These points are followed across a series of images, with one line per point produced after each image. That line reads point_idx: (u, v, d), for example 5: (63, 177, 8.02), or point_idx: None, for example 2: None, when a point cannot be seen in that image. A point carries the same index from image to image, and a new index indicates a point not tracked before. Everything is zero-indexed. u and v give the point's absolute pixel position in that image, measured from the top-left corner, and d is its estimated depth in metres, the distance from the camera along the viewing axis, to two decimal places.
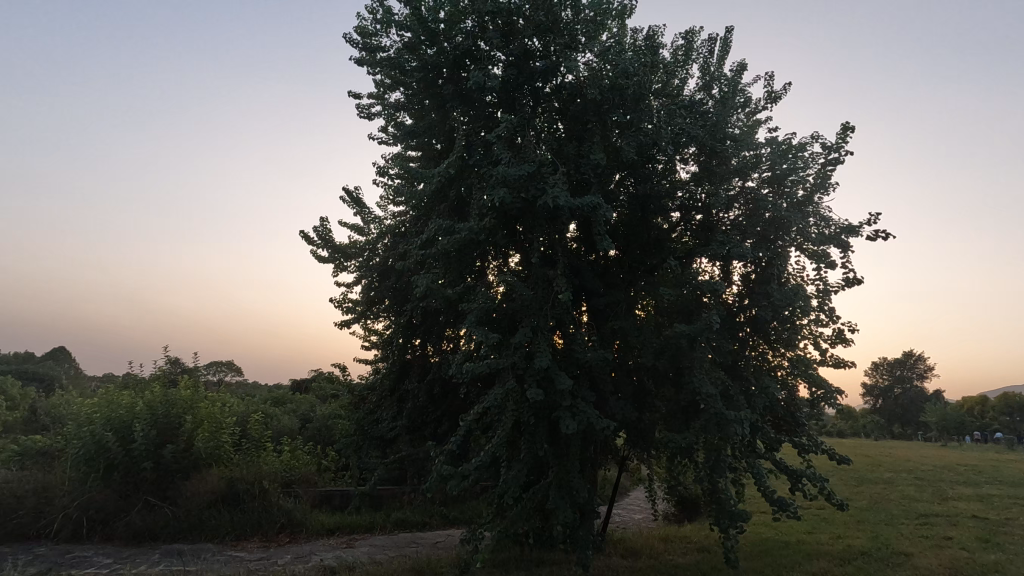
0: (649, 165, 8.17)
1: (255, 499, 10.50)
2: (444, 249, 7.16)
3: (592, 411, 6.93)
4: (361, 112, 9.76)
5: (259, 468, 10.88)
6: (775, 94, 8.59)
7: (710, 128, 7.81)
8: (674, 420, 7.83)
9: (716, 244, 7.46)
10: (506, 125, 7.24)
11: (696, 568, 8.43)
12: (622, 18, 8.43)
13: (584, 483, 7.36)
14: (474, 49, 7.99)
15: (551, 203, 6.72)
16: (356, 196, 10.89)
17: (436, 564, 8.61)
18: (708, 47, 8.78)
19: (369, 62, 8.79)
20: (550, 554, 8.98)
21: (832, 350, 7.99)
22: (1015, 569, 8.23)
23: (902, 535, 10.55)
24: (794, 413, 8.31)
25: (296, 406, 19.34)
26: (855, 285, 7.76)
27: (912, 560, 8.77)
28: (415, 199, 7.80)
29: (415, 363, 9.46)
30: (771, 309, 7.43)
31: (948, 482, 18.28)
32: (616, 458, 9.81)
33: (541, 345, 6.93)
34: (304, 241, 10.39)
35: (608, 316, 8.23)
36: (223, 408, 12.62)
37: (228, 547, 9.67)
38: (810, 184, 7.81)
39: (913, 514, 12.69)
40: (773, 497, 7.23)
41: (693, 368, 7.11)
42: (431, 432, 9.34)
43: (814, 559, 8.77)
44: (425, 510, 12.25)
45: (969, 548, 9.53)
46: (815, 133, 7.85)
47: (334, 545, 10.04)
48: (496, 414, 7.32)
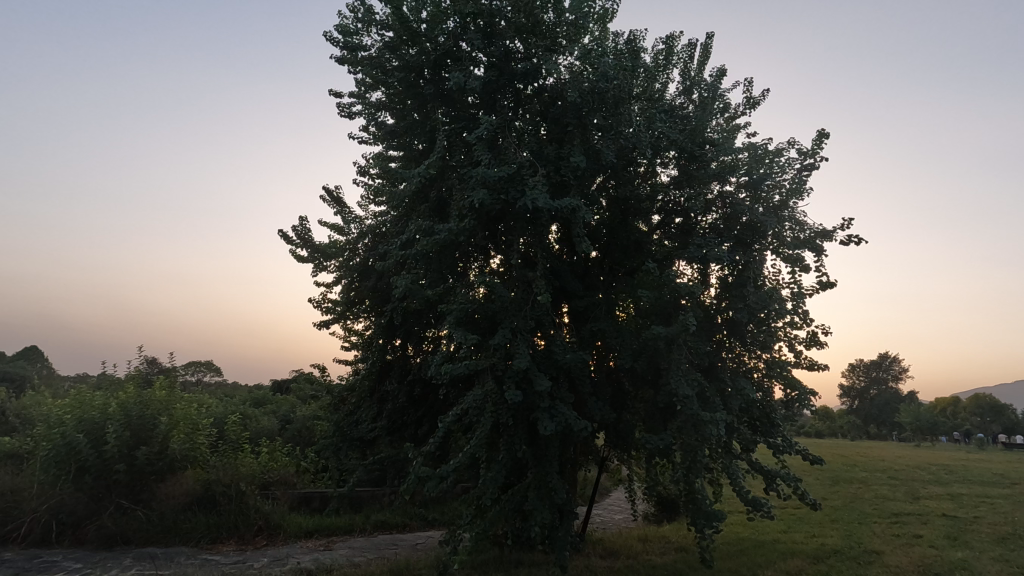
0: (629, 168, 8.25)
1: (231, 501, 10.37)
2: (424, 249, 7.14)
3: (570, 412, 6.97)
4: (342, 111, 9.69)
5: (236, 470, 10.74)
6: (753, 100, 8.72)
7: (689, 133, 7.96)
8: (652, 421, 7.90)
9: (694, 247, 7.55)
10: (487, 127, 7.24)
11: (673, 568, 8.52)
12: (603, 22, 8.52)
13: (562, 483, 7.41)
14: (456, 50, 7.98)
15: (530, 205, 6.73)
16: (337, 195, 10.79)
17: (415, 566, 8.58)
18: (688, 52, 8.90)
19: (350, 61, 8.74)
20: (529, 555, 9.02)
21: (807, 352, 8.13)
22: (981, 566, 8.46)
23: (874, 533, 10.78)
24: (769, 414, 8.44)
25: (276, 407, 19.15)
26: (830, 288, 7.89)
27: (882, 558, 8.96)
28: (396, 199, 7.77)
29: (395, 364, 9.41)
30: (747, 312, 7.55)
31: (920, 482, 18.71)
32: (596, 458, 9.89)
33: (520, 347, 6.94)
34: (283, 240, 10.25)
35: (588, 318, 8.28)
36: (200, 408, 12.43)
37: (203, 550, 9.52)
38: (787, 189, 7.91)
39: (885, 513, 12.96)
40: (748, 497, 7.33)
41: (671, 370, 7.19)
42: (412, 433, 9.36)
43: (789, 558, 8.91)
44: (405, 512, 12.19)
45: (938, 546, 9.75)
46: (792, 139, 7.98)
47: (311, 547, 9.94)
48: (475, 415, 7.33)
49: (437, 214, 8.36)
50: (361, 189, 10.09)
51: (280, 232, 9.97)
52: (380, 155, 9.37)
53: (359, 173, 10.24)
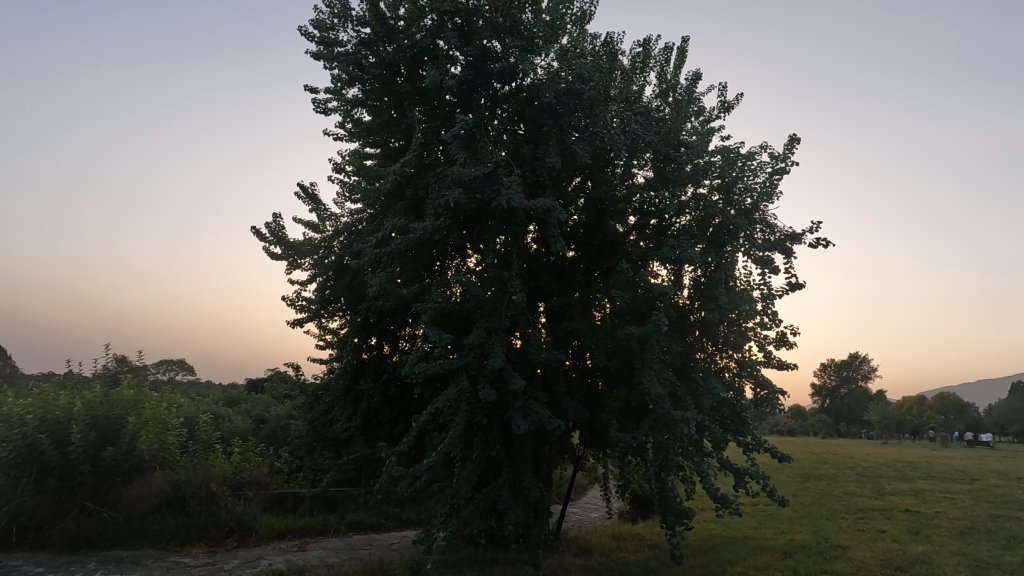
0: (606, 168, 8.36)
1: (201, 503, 10.18)
2: (399, 248, 7.11)
3: (544, 411, 6.99)
4: (317, 107, 9.58)
5: (207, 470, 10.55)
6: (728, 103, 8.87)
7: (664, 135, 8.10)
8: (625, 420, 7.97)
9: (667, 249, 7.65)
10: (463, 125, 7.23)
11: (645, 565, 8.62)
12: (581, 24, 8.59)
13: (536, 482, 7.43)
14: (433, 48, 7.96)
15: (505, 205, 6.74)
16: (312, 192, 10.67)
17: (388, 566, 8.54)
18: (664, 55, 9.01)
19: (326, 57, 8.64)
20: (503, 553, 9.03)
21: (776, 352, 8.30)
22: (940, 560, 8.74)
23: (840, 529, 11.06)
24: (740, 413, 8.59)
25: (250, 406, 18.84)
26: (799, 290, 8.08)
27: (847, 553, 9.19)
28: (371, 197, 7.71)
29: (370, 363, 9.34)
30: (719, 313, 7.67)
31: (885, 478, 19.31)
32: (571, 457, 9.96)
33: (495, 346, 6.94)
34: (256, 237, 10.08)
35: (563, 318, 8.33)
36: (169, 408, 12.15)
37: (172, 553, 9.33)
38: (758, 192, 8.07)
39: (851, 509, 13.32)
40: (717, 494, 7.45)
41: (643, 369, 7.27)
42: (387, 433, 9.32)
43: (757, 553, 9.09)
44: (380, 512, 12.11)
45: (900, 540, 10.06)
46: (764, 143, 8.13)
47: (284, 549, 9.82)
48: (449, 415, 7.31)
49: (413, 212, 8.32)
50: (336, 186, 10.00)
51: (253, 229, 9.80)
52: (356, 152, 9.30)
53: (335, 170, 10.16)
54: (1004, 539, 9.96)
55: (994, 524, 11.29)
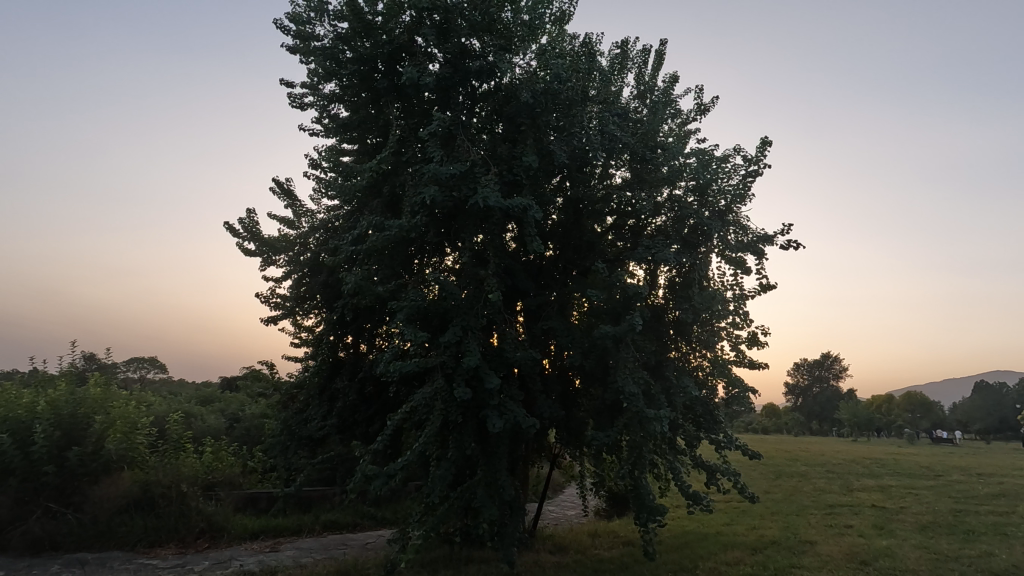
0: (584, 168, 8.42)
1: (171, 503, 9.97)
2: (374, 246, 7.06)
3: (519, 409, 7.01)
4: (293, 102, 9.43)
5: (177, 470, 10.33)
6: (704, 106, 9.00)
7: (640, 137, 8.19)
8: (600, 418, 8.03)
9: (642, 249, 7.73)
10: (440, 123, 7.19)
11: (619, 562, 8.70)
12: (560, 24, 8.62)
13: (510, 480, 7.44)
14: (410, 46, 7.95)
15: (481, 203, 6.73)
16: (287, 187, 10.51)
17: (362, 566, 8.47)
18: (642, 58, 9.12)
19: (302, 51, 8.53)
20: (479, 552, 9.04)
21: (748, 352, 8.46)
22: (904, 553, 9.00)
23: (810, 524, 11.32)
24: (712, 412, 8.74)
25: (224, 405, 18.48)
26: (769, 291, 8.25)
27: (815, 547, 9.41)
28: (346, 193, 7.64)
29: (346, 361, 9.23)
30: (693, 312, 7.78)
31: (854, 475, 19.78)
32: (548, 455, 10.01)
33: (471, 344, 6.93)
34: (228, 233, 9.86)
35: (540, 317, 8.36)
36: (138, 407, 11.88)
37: (139, 555, 9.12)
38: (731, 194, 8.21)
39: (820, 505, 13.64)
40: (688, 491, 7.54)
41: (618, 368, 7.35)
42: (363, 432, 9.27)
43: (729, 549, 9.25)
44: (355, 511, 12.01)
45: (866, 535, 10.34)
46: (738, 146, 8.27)
47: (256, 549, 9.67)
48: (425, 413, 7.28)
49: (390, 209, 8.26)
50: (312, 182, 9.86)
51: (225, 224, 9.59)
52: (332, 148, 9.19)
53: (311, 166, 10.03)
54: (963, 533, 10.31)
55: (955, 519, 11.67)
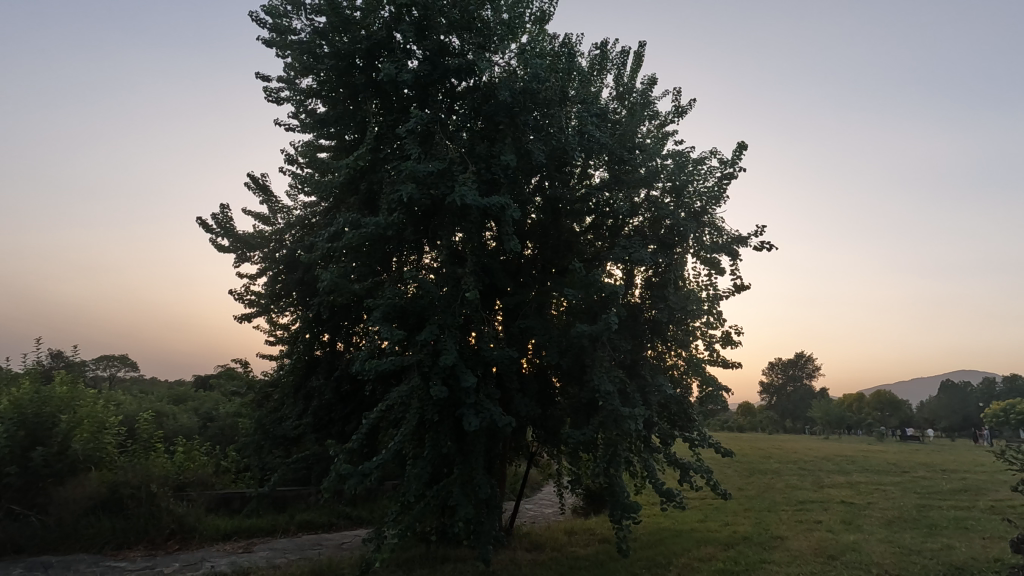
0: (563, 168, 8.46)
1: (141, 504, 9.72)
2: (351, 243, 6.99)
3: (495, 407, 7.02)
4: (269, 96, 9.29)
5: (148, 470, 10.10)
6: (681, 109, 9.12)
7: (619, 138, 8.26)
8: (576, 417, 8.07)
9: (619, 249, 7.81)
10: (418, 121, 7.17)
11: (594, 559, 8.77)
12: (540, 24, 8.63)
13: (487, 479, 7.43)
14: (389, 41, 7.85)
15: (458, 201, 6.71)
16: (263, 182, 10.36)
17: (337, 565, 8.41)
18: (621, 59, 9.20)
19: (279, 44, 8.41)
20: (455, 550, 9.03)
21: (721, 351, 8.60)
22: (869, 548, 9.25)
23: (781, 520, 11.56)
24: (686, 410, 8.87)
25: (197, 403, 18.13)
26: (743, 291, 8.40)
27: (785, 543, 9.61)
28: (323, 189, 7.56)
29: (322, 360, 9.13)
30: (668, 311, 7.87)
31: (824, 472, 20.23)
32: (525, 454, 10.04)
33: (448, 342, 6.90)
34: (201, 228, 9.67)
35: (518, 315, 8.36)
36: (107, 406, 11.59)
37: (107, 557, 8.90)
38: (707, 196, 8.34)
39: (791, 501, 13.94)
40: (662, 488, 7.61)
41: (594, 366, 7.41)
42: (339, 430, 9.10)
43: (702, 545, 9.40)
44: (330, 511, 11.90)
45: (834, 530, 10.59)
46: (714, 149, 8.40)
47: (228, 550, 9.51)
48: (401, 411, 7.25)
49: (367, 206, 8.19)
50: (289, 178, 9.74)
51: (198, 219, 9.41)
52: (309, 144, 9.09)
53: (288, 161, 9.91)
54: (927, 527, 10.62)
55: (919, 513, 12.03)
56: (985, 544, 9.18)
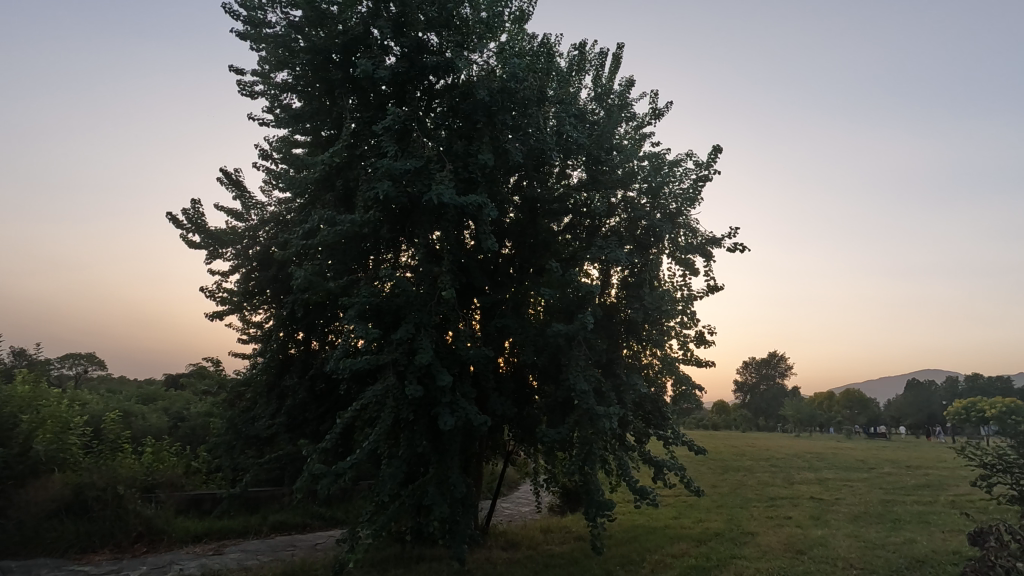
0: (541, 168, 8.50)
1: (106, 506, 9.46)
2: (325, 241, 6.89)
3: (470, 406, 6.99)
4: (243, 89, 9.11)
5: (115, 472, 9.83)
6: (658, 111, 9.23)
7: (596, 139, 8.33)
8: (552, 416, 8.10)
9: (596, 249, 7.86)
10: (394, 119, 7.12)
11: (569, 556, 8.84)
12: (519, 23, 8.64)
13: (462, 479, 7.41)
14: (366, 37, 7.77)
15: (435, 200, 6.66)
16: (236, 178, 10.15)
17: (310, 566, 8.32)
18: (600, 61, 9.27)
19: (253, 37, 8.26)
20: (430, 550, 9.01)
21: (695, 351, 8.74)
22: (836, 542, 9.50)
23: (752, 516, 11.80)
24: (661, 409, 8.98)
25: (168, 403, 17.73)
26: (716, 292, 8.56)
27: (756, 538, 9.82)
28: (297, 186, 7.45)
29: (297, 358, 9.01)
30: (644, 311, 7.91)
31: (795, 469, 20.68)
32: (502, 452, 10.07)
33: (423, 341, 6.85)
34: (171, 224, 9.42)
35: (494, 314, 8.37)
36: (71, 406, 11.24)
37: (70, 562, 8.63)
38: (682, 198, 8.45)
39: (763, 498, 14.23)
40: (635, 486, 7.67)
41: (570, 365, 7.44)
42: (313, 430, 8.95)
43: (675, 542, 9.55)
44: (305, 511, 11.77)
45: (803, 525, 10.86)
46: (690, 151, 8.53)
47: (198, 553, 9.33)
48: (376, 411, 7.18)
49: (343, 203, 8.10)
50: (263, 174, 9.56)
51: (168, 215, 9.16)
52: (284, 139, 8.94)
53: (262, 157, 9.73)
54: (891, 522, 10.96)
55: (884, 508, 12.40)
56: (945, 537, 9.51)
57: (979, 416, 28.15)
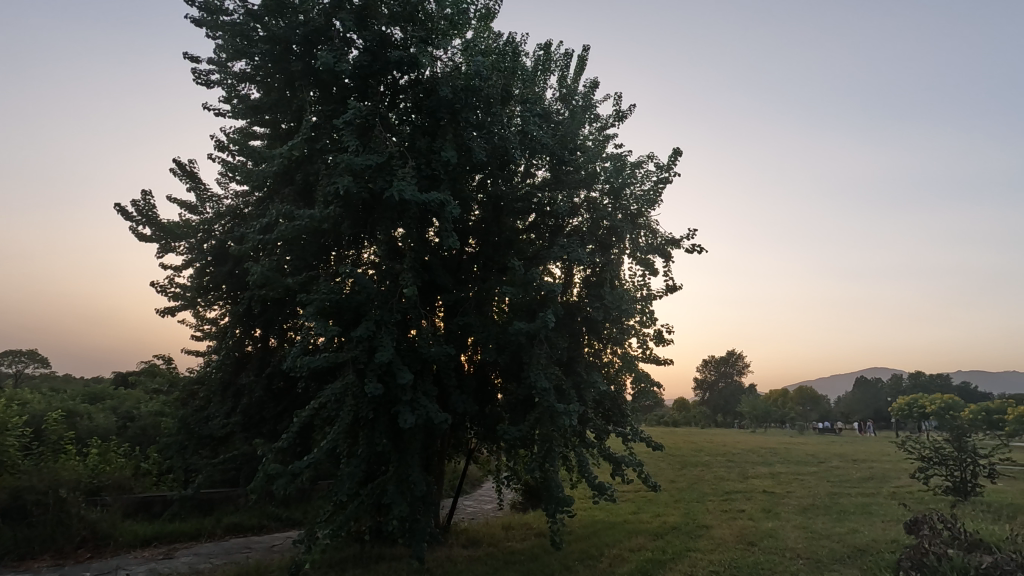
0: (506, 167, 8.55)
1: (48, 510, 8.93)
2: (283, 235, 6.73)
3: (431, 405, 6.95)
4: (198, 78, 8.81)
5: (56, 474, 9.35)
6: (622, 113, 9.38)
7: (560, 139, 8.44)
8: (513, 413, 8.13)
9: (558, 249, 7.94)
10: (355, 113, 7.01)
11: (528, 552, 8.93)
12: (485, 21, 8.63)
13: (422, 477, 7.36)
14: (328, 29, 7.62)
15: (396, 196, 6.60)
16: (190, 169, 9.81)
17: (266, 569, 8.13)
18: (565, 62, 9.35)
19: (208, 25, 8.00)
20: (390, 549, 8.94)
21: (654, 349, 8.94)
22: (785, 533, 9.89)
23: (708, 509, 12.15)
24: (620, 406, 9.14)
25: (117, 402, 17.03)
26: (674, 292, 8.77)
27: (710, 531, 10.11)
28: (255, 179, 7.26)
29: (254, 356, 8.78)
30: (604, 310, 8.04)
31: (750, 464, 21.40)
32: (464, 450, 10.07)
33: (384, 339, 6.78)
34: (120, 216, 9.02)
35: (457, 312, 8.35)
36: (8, 407, 10.66)
37: (6, 570, 8.17)
38: (643, 199, 8.64)
39: (718, 492, 14.68)
40: (594, 482, 7.78)
41: (532, 363, 7.48)
42: (270, 429, 8.74)
43: (632, 536, 9.75)
44: (261, 512, 11.51)
45: (755, 518, 11.25)
46: (651, 153, 8.71)
47: (147, 557, 9.00)
48: (335, 409, 7.07)
49: (303, 198, 7.94)
50: (219, 166, 9.28)
51: (117, 206, 8.78)
52: (241, 131, 8.71)
53: (218, 148, 9.44)
54: (837, 513, 11.48)
55: (830, 500, 12.97)
56: (885, 527, 10.02)
57: (921, 413, 29.71)
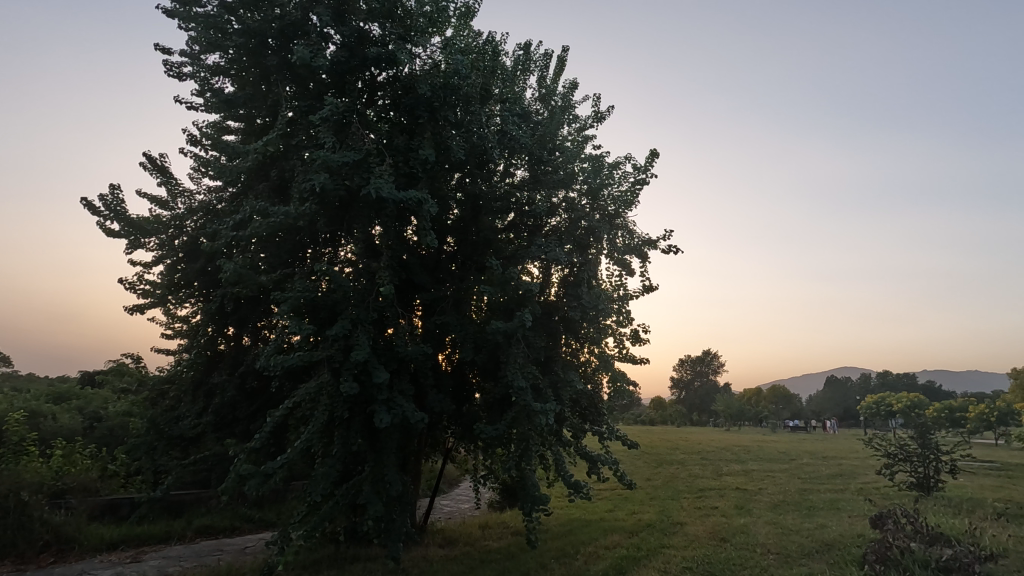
0: (484, 166, 8.56)
1: (8, 514, 8.56)
2: (257, 232, 6.61)
3: (408, 404, 6.90)
4: (169, 70, 8.61)
5: (18, 477, 9.03)
6: (600, 114, 9.45)
7: (539, 139, 8.47)
8: (491, 413, 8.13)
9: (536, 249, 7.96)
10: (332, 110, 6.93)
11: (505, 551, 8.94)
12: (465, 20, 8.61)
13: (398, 477, 7.30)
14: (304, 23, 7.51)
15: (373, 194, 6.53)
16: (161, 164, 9.57)
17: (237, 571, 7.99)
18: (544, 62, 9.39)
19: (181, 16, 7.82)
20: (365, 550, 8.87)
21: (630, 349, 9.04)
22: (757, 529, 10.09)
23: (682, 507, 12.33)
24: (597, 405, 9.21)
25: (83, 402, 16.55)
26: (650, 293, 8.88)
27: (684, 528, 10.26)
28: (228, 175, 7.12)
29: (227, 354, 8.61)
30: (581, 310, 8.08)
31: (724, 461, 21.77)
32: (441, 449, 10.04)
33: (359, 338, 6.70)
34: (87, 210, 8.75)
35: (435, 311, 8.31)
36: None
37: None
38: (620, 199, 8.75)
39: (692, 489, 14.90)
40: (570, 480, 7.80)
41: (509, 362, 7.49)
42: (243, 429, 8.58)
43: (608, 534, 9.84)
44: (233, 514, 11.31)
45: (728, 514, 11.46)
46: (629, 154, 8.79)
47: (113, 561, 8.76)
48: (309, 408, 6.97)
49: (278, 194, 7.82)
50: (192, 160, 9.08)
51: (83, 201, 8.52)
52: (215, 125, 8.53)
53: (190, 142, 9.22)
54: (806, 509, 11.75)
55: (800, 497, 13.27)
56: (852, 521, 10.29)
57: (888, 411, 30.56)
